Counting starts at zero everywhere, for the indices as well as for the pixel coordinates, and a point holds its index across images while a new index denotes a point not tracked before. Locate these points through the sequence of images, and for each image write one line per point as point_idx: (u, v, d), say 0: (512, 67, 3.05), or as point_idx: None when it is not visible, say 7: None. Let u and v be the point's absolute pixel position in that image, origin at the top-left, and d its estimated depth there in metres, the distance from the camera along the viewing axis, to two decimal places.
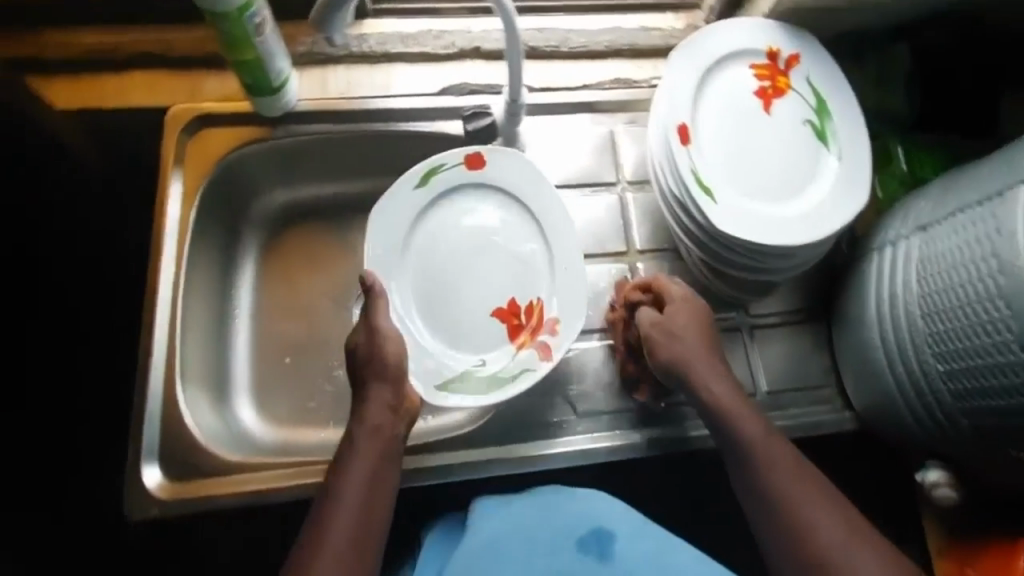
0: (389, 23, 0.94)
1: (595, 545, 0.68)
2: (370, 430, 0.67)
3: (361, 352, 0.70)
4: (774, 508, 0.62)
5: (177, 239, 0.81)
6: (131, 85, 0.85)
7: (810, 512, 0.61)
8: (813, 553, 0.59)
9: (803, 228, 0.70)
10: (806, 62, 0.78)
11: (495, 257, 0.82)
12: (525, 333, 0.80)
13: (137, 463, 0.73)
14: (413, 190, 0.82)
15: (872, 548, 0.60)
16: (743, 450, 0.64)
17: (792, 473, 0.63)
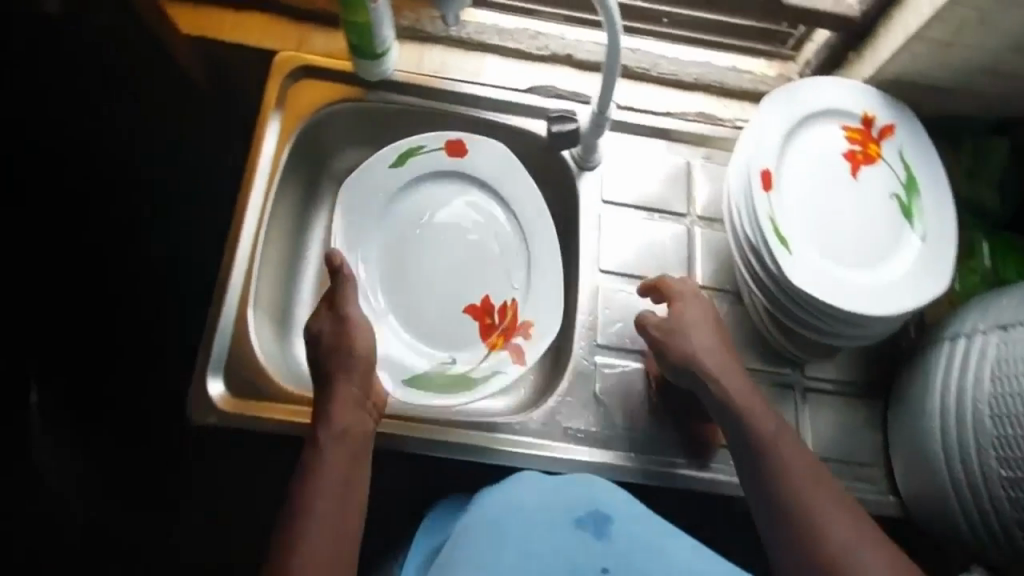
0: (486, 14, 0.96)
1: (593, 526, 0.67)
2: (340, 424, 0.66)
3: (326, 340, 0.70)
4: (788, 507, 0.62)
5: (268, 177, 0.83)
6: (242, 23, 0.89)
7: (823, 514, 0.61)
8: (825, 554, 0.60)
9: (880, 301, 0.70)
10: (900, 135, 0.79)
11: (469, 248, 0.87)
12: (496, 333, 0.84)
13: (202, 373, 0.73)
14: (389, 169, 0.86)
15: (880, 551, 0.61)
16: (758, 446, 0.65)
17: (805, 473, 0.64)
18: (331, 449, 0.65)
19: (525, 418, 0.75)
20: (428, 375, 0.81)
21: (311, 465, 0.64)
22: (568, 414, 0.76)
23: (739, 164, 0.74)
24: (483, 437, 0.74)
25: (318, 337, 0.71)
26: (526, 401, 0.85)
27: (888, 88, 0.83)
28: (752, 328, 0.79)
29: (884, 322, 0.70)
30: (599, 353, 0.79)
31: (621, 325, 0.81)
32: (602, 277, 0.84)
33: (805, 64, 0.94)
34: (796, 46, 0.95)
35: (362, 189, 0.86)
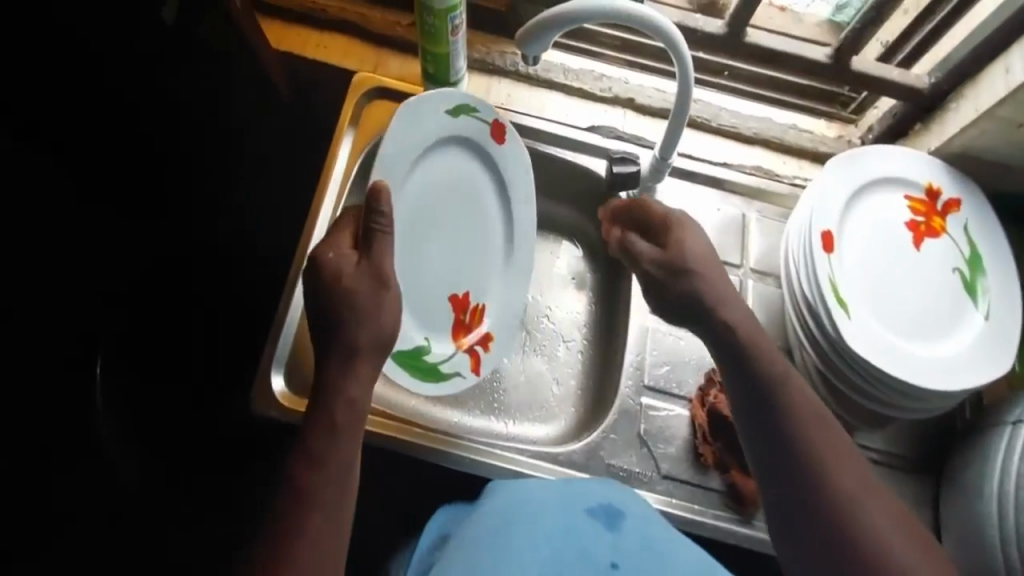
0: (554, 54, 1.00)
1: (605, 518, 0.67)
2: (355, 396, 0.61)
3: (361, 301, 0.61)
4: (815, 469, 0.60)
5: (340, 184, 0.87)
6: (327, 43, 0.94)
7: (848, 482, 0.59)
8: (849, 520, 0.58)
9: (937, 374, 0.70)
10: (966, 210, 0.79)
11: (466, 235, 0.82)
12: (464, 333, 0.82)
13: (266, 367, 0.76)
14: (442, 113, 0.77)
15: (904, 529, 0.59)
16: (785, 403, 0.63)
17: (831, 436, 0.62)
18: (336, 430, 0.60)
19: (568, 451, 0.76)
20: (409, 352, 0.77)
21: (322, 452, 0.58)
22: (611, 451, 0.76)
23: (802, 221, 0.75)
24: (524, 464, 0.75)
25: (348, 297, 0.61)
26: (565, 433, 0.86)
27: (953, 161, 0.84)
28: None
29: (940, 397, 0.70)
30: (645, 394, 0.80)
31: (668, 368, 0.81)
32: (653, 318, 0.84)
33: (868, 129, 0.95)
34: (858, 110, 0.97)
35: (415, 123, 0.74)
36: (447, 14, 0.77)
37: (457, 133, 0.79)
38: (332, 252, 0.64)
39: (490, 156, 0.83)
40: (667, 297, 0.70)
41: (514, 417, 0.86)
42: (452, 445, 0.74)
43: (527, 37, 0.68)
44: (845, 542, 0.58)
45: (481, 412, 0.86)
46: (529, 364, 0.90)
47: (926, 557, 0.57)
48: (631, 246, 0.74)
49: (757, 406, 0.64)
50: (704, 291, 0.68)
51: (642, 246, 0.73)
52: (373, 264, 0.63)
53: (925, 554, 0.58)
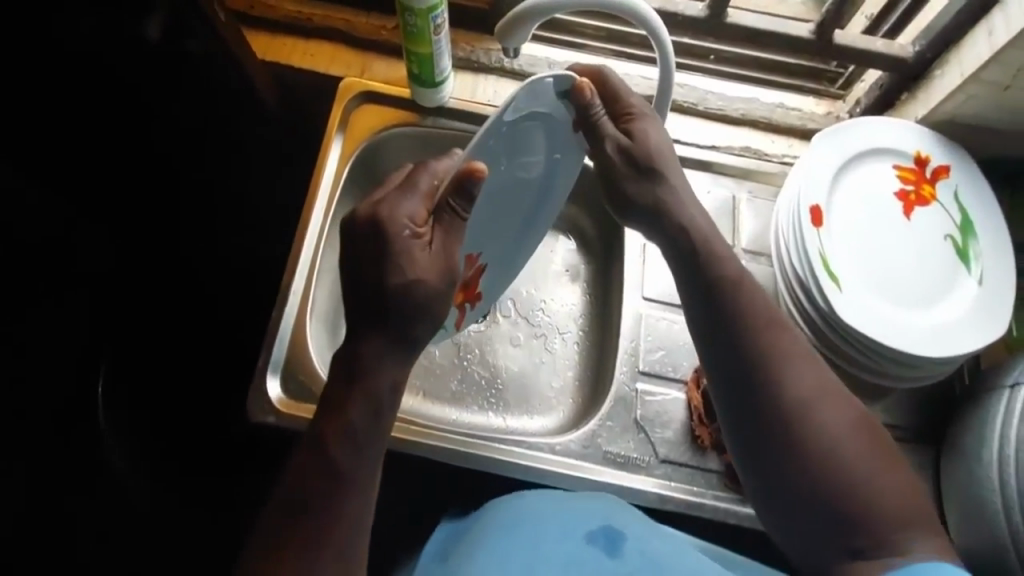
0: (538, 48, 1.00)
1: (604, 540, 0.68)
2: (391, 382, 0.59)
3: (425, 290, 0.57)
4: (780, 396, 0.61)
5: (331, 186, 0.88)
6: (311, 51, 0.95)
7: (818, 409, 0.60)
8: (811, 446, 0.59)
9: (930, 341, 0.70)
10: (955, 176, 0.78)
11: (500, 215, 0.75)
12: (463, 291, 0.78)
13: (263, 373, 0.77)
14: (552, 98, 0.67)
15: (874, 451, 0.59)
16: (749, 322, 0.64)
17: (803, 362, 0.63)
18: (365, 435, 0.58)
19: (565, 440, 0.76)
20: None
21: (342, 446, 0.57)
22: (608, 438, 0.76)
23: (791, 198, 0.75)
24: (522, 456, 0.75)
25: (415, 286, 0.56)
26: (563, 424, 0.86)
27: (941, 129, 0.83)
28: None
29: (935, 363, 0.70)
30: (641, 379, 0.80)
31: (663, 353, 0.81)
32: (646, 304, 0.84)
33: (855, 103, 0.94)
34: (845, 85, 0.96)
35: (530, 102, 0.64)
36: (428, 13, 0.76)
37: (551, 123, 0.70)
38: (406, 229, 0.57)
39: (564, 128, 0.71)
40: (632, 206, 0.72)
41: (512, 411, 0.87)
42: (448, 440, 0.75)
43: (504, 31, 0.68)
44: (809, 467, 0.59)
45: (479, 408, 0.87)
46: (524, 360, 0.90)
47: (899, 486, 0.58)
48: (600, 121, 0.70)
49: (738, 356, 0.63)
50: (701, 249, 0.69)
51: (607, 125, 0.70)
52: (447, 244, 0.59)
53: (898, 482, 0.58)
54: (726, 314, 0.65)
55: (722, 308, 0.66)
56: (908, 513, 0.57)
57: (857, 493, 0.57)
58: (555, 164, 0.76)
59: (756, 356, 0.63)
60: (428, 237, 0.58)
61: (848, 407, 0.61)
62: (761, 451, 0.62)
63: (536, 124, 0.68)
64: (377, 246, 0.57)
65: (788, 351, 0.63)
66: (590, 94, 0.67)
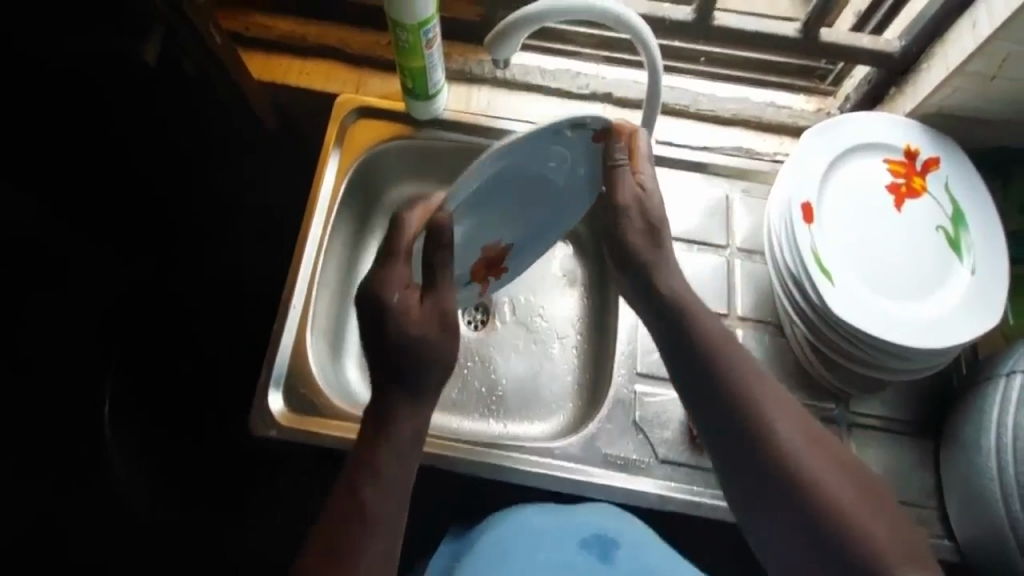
0: (530, 57, 1.01)
1: (598, 547, 0.72)
2: (388, 391, 0.60)
3: (428, 341, 0.59)
4: (757, 455, 0.60)
5: (330, 200, 0.90)
6: (306, 69, 0.97)
7: (801, 461, 0.59)
8: (802, 503, 0.58)
9: (926, 333, 0.70)
10: (945, 167, 0.79)
11: (512, 222, 0.76)
12: (482, 268, 0.80)
13: (264, 388, 0.78)
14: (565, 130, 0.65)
15: (863, 498, 0.58)
16: (720, 383, 0.64)
17: (779, 414, 0.62)
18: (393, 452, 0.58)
19: (565, 444, 0.76)
20: None
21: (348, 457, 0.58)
22: (606, 441, 0.77)
23: (782, 196, 0.75)
24: (523, 461, 0.75)
25: (421, 339, 0.59)
26: (564, 428, 0.87)
27: (931, 121, 0.83)
28: (792, 358, 0.79)
29: (932, 355, 0.70)
30: (638, 381, 0.80)
31: (660, 354, 0.82)
32: None
33: (845, 99, 0.94)
34: (836, 82, 0.97)
35: (538, 134, 0.63)
36: (420, 28, 0.77)
37: (567, 149, 0.68)
38: (397, 294, 0.60)
39: (579, 155, 0.70)
40: (631, 262, 0.71)
41: (512, 417, 0.87)
42: (449, 448, 0.76)
43: (493, 41, 0.70)
44: (802, 520, 0.58)
45: (479, 416, 0.87)
46: (523, 367, 0.90)
47: (896, 531, 0.56)
48: (620, 167, 0.70)
49: (714, 400, 0.63)
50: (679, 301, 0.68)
51: (623, 174, 0.70)
52: (438, 301, 0.61)
53: (893, 528, 0.56)
54: (695, 378, 0.65)
55: (690, 371, 0.66)
56: (908, 549, 0.55)
57: (859, 536, 0.56)
58: (579, 181, 0.74)
59: (731, 400, 0.62)
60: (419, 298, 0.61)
61: (827, 443, 0.61)
62: (752, 499, 0.61)
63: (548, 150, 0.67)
64: (374, 315, 0.60)
65: (762, 407, 0.62)
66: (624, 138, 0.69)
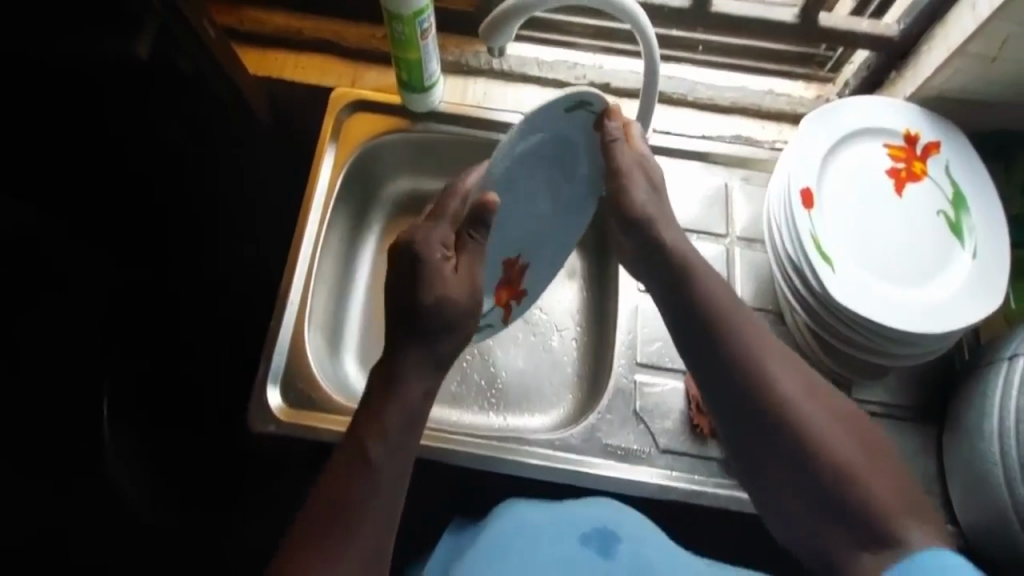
0: (526, 48, 1.01)
1: (599, 543, 0.70)
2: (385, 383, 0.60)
3: (451, 309, 0.60)
4: (760, 407, 0.59)
5: (326, 194, 0.89)
6: (301, 63, 0.96)
7: (805, 413, 0.58)
8: (806, 453, 0.57)
9: (928, 317, 0.69)
10: (946, 151, 0.78)
11: (524, 233, 0.75)
12: (504, 291, 0.80)
13: (262, 384, 0.78)
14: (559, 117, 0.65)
15: (867, 449, 0.57)
16: (724, 337, 0.63)
17: (784, 366, 0.61)
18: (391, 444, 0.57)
19: (565, 435, 0.76)
20: None
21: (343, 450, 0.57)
22: (606, 431, 0.76)
23: (781, 182, 0.74)
24: (523, 453, 0.75)
25: (443, 302, 0.59)
26: (565, 419, 0.87)
27: (931, 105, 0.82)
28: (793, 346, 0.79)
29: (934, 340, 0.69)
30: (638, 371, 0.80)
31: (660, 343, 0.81)
32: (643, 297, 0.84)
33: (844, 86, 0.94)
34: (836, 68, 0.96)
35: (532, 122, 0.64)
36: (415, 19, 0.77)
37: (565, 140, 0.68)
38: (437, 253, 0.61)
39: (576, 148, 0.70)
40: (629, 221, 0.70)
41: (512, 410, 0.87)
42: (449, 441, 0.75)
43: (487, 30, 0.69)
44: (805, 471, 0.57)
45: (479, 409, 0.87)
46: (523, 359, 0.90)
47: (900, 483, 0.56)
48: (615, 145, 0.68)
49: (717, 359, 0.62)
50: (681, 265, 0.68)
51: (622, 150, 0.69)
52: (472, 272, 0.62)
53: (895, 480, 0.56)
54: (699, 333, 0.64)
55: (695, 327, 0.65)
56: (914, 509, 0.54)
57: (862, 493, 0.55)
58: (580, 180, 0.74)
59: (736, 358, 0.61)
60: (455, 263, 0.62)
61: (833, 401, 0.60)
62: (754, 457, 0.60)
63: (563, 149, 0.69)
64: (407, 269, 0.61)
65: (766, 361, 0.61)
66: (618, 119, 0.69)
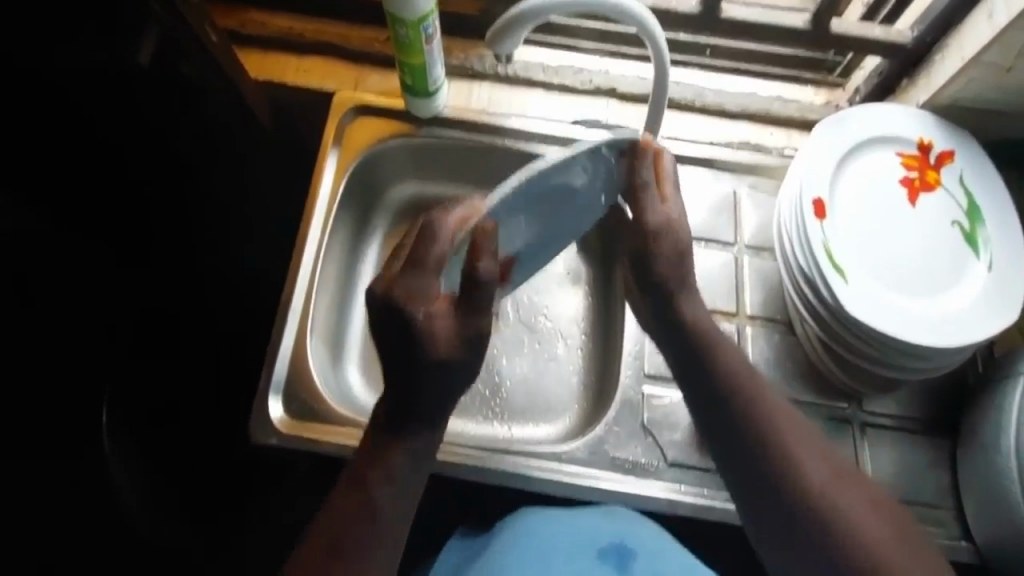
0: (531, 52, 0.99)
1: (616, 557, 0.69)
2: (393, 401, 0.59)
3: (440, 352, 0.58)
4: (765, 459, 0.59)
5: (328, 204, 0.88)
6: (305, 68, 0.95)
7: (808, 464, 0.58)
8: (812, 505, 0.56)
9: (943, 330, 0.68)
10: (960, 160, 0.76)
11: (529, 254, 0.71)
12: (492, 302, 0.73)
13: (264, 395, 0.77)
14: (596, 157, 0.63)
15: (869, 503, 0.57)
16: (729, 389, 0.63)
17: (787, 419, 0.61)
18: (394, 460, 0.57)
19: (571, 448, 0.75)
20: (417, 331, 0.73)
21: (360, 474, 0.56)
22: (614, 444, 0.75)
23: (792, 191, 0.73)
24: (529, 465, 0.74)
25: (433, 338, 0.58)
26: (571, 429, 0.86)
27: (943, 113, 0.81)
28: (803, 356, 0.78)
29: (950, 353, 0.68)
30: (646, 382, 0.78)
31: None
32: None
33: (854, 92, 0.92)
34: (844, 74, 0.95)
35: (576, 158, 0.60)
36: (420, 23, 0.75)
37: (594, 175, 0.65)
38: (421, 309, 0.57)
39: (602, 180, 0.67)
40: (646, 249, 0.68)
41: (517, 420, 0.86)
42: (455, 453, 0.74)
43: (495, 37, 0.68)
44: (811, 525, 0.56)
45: (483, 418, 0.86)
46: (528, 368, 0.89)
47: (906, 542, 0.55)
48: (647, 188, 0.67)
49: (721, 408, 0.62)
50: (679, 284, 0.68)
51: (651, 197, 0.68)
52: (461, 321, 0.58)
53: (899, 536, 0.55)
54: (704, 388, 0.64)
55: (699, 380, 0.65)
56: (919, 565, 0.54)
57: (861, 541, 0.55)
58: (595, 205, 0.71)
59: (727, 391, 0.63)
60: (443, 310, 0.58)
61: (834, 457, 0.59)
62: (759, 509, 0.59)
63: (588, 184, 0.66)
64: (393, 322, 0.57)
65: (771, 414, 0.61)
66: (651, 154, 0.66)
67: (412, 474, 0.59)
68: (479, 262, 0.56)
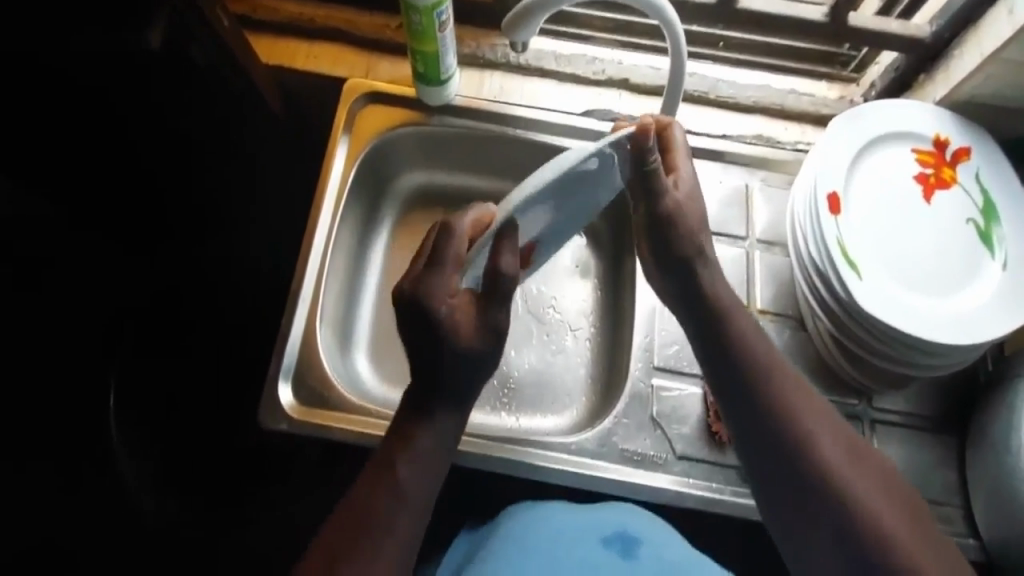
0: (544, 41, 0.99)
1: (620, 544, 0.69)
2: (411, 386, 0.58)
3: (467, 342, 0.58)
4: (771, 416, 0.60)
5: (339, 189, 0.87)
6: (316, 54, 0.94)
7: (812, 424, 0.59)
8: (816, 463, 0.57)
9: (956, 327, 0.68)
10: (976, 158, 0.76)
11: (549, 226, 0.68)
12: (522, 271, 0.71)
13: (274, 381, 0.77)
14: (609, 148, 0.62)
15: (869, 466, 0.58)
16: (736, 347, 0.64)
17: (790, 379, 0.62)
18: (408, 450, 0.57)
19: (580, 439, 0.75)
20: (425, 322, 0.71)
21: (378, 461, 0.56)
22: (623, 436, 0.75)
23: (807, 185, 0.73)
24: (538, 456, 0.74)
25: (456, 325, 0.57)
26: (580, 421, 0.86)
27: (960, 110, 0.80)
28: (813, 350, 0.78)
29: (961, 350, 0.68)
30: (655, 375, 0.79)
31: (677, 347, 0.80)
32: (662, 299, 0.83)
33: (869, 86, 0.91)
34: (859, 68, 0.94)
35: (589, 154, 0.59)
36: (433, 10, 0.74)
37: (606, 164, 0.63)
38: (443, 305, 0.56)
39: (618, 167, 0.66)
40: (658, 245, 0.68)
41: (525, 411, 0.86)
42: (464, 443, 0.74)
43: (512, 24, 0.67)
44: (814, 481, 0.57)
45: (491, 408, 0.86)
46: (536, 358, 0.89)
47: (902, 505, 0.56)
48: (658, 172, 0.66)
49: (731, 365, 0.63)
50: (699, 255, 0.67)
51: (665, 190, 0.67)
52: (485, 312, 0.58)
53: (897, 496, 0.56)
54: (712, 345, 0.65)
55: (707, 337, 0.65)
56: (932, 549, 0.54)
57: (868, 504, 0.55)
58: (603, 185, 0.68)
59: (744, 364, 0.63)
60: (463, 305, 0.58)
61: (837, 424, 0.60)
62: (762, 464, 0.60)
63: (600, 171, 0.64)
64: (418, 316, 0.56)
65: (777, 372, 0.62)
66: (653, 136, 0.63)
67: (424, 464, 0.59)
68: (501, 263, 0.57)
